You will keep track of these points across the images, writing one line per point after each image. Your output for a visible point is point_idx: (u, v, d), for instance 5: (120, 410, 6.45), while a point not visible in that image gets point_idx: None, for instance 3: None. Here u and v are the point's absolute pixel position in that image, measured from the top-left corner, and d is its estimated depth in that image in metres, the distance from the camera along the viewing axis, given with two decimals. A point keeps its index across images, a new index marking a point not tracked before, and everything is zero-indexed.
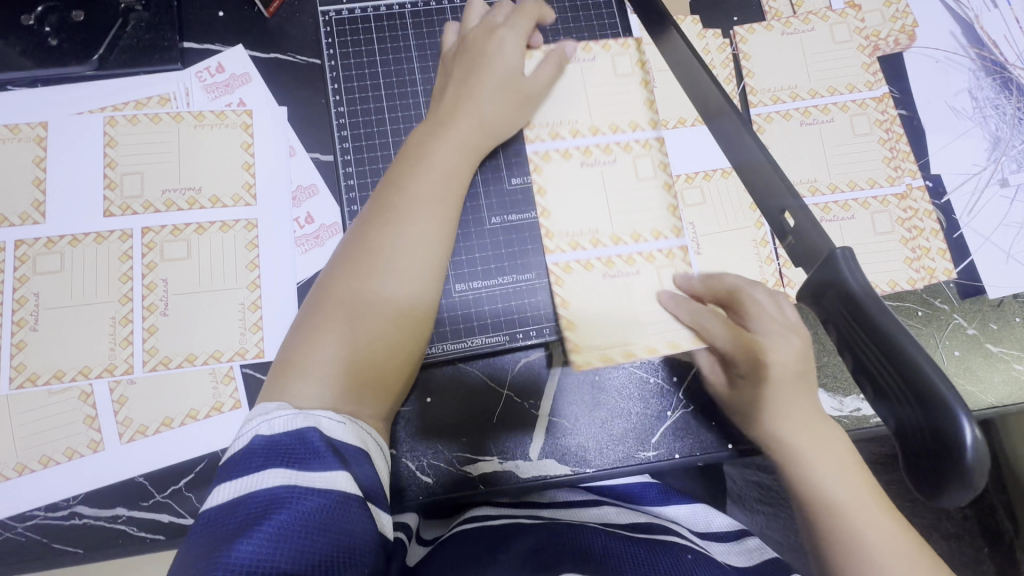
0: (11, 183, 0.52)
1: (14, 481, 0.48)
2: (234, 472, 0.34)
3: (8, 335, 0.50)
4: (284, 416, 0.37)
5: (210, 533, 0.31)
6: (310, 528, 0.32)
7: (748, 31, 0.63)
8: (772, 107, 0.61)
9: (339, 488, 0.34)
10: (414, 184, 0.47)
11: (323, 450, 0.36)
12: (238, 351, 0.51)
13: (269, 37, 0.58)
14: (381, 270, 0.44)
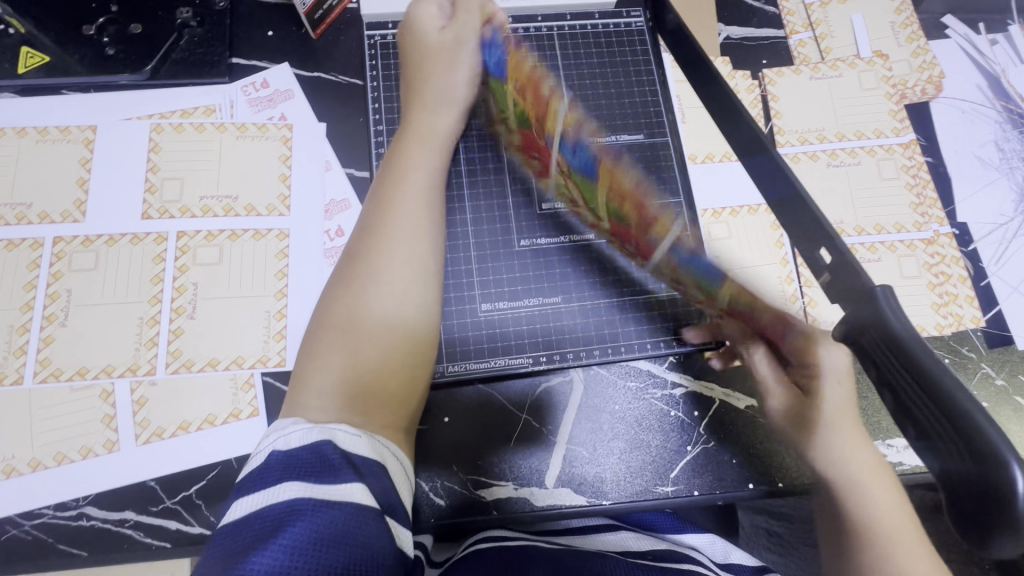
0: (55, 181, 0.54)
1: (27, 477, 0.47)
2: (249, 488, 0.34)
3: (37, 329, 0.50)
4: (297, 431, 0.37)
5: (224, 548, 0.31)
6: (325, 540, 0.31)
7: (777, 74, 0.64)
8: (799, 147, 0.62)
9: (355, 501, 0.34)
10: (396, 191, 0.47)
11: (338, 463, 0.36)
12: (260, 359, 0.51)
13: (315, 58, 0.60)
14: (370, 290, 0.44)
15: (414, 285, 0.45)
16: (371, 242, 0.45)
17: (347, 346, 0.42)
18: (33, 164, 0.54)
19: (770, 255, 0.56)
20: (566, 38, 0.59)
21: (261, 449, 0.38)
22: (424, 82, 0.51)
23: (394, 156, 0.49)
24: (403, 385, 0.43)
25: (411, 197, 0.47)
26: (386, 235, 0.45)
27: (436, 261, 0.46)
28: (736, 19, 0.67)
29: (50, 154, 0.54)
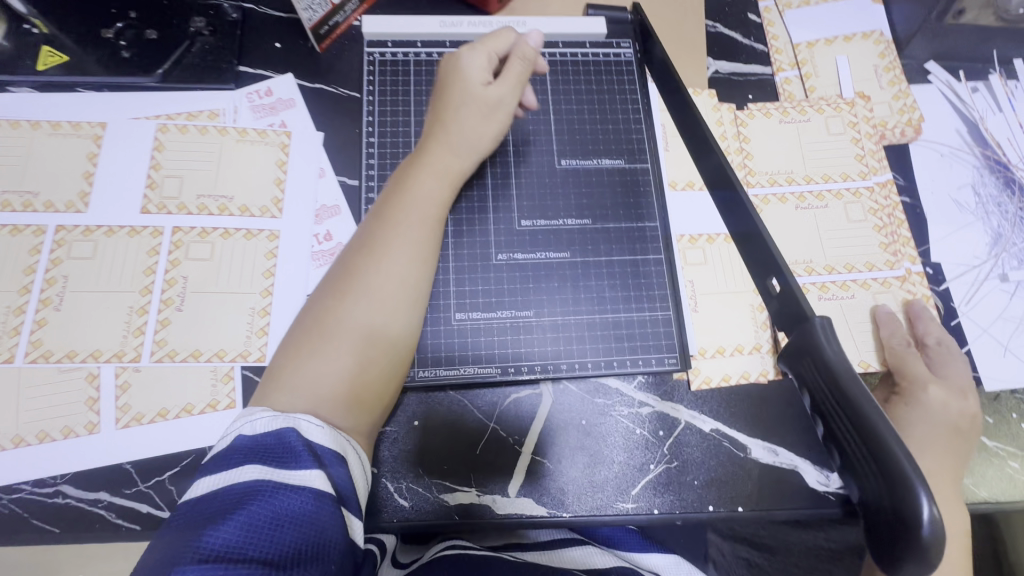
0: (62, 172, 0.57)
1: (9, 452, 0.49)
2: (217, 465, 0.37)
3: (33, 312, 0.53)
4: (263, 418, 0.40)
5: (184, 521, 0.34)
6: (279, 520, 0.34)
7: (749, 117, 0.66)
8: (769, 189, 0.64)
9: (312, 486, 0.37)
10: (403, 219, 0.48)
11: (300, 450, 0.38)
12: (242, 353, 0.53)
13: (318, 71, 0.64)
14: (363, 313, 0.45)
15: (405, 309, 0.47)
16: (367, 259, 0.46)
17: (329, 354, 0.43)
18: (42, 155, 0.57)
19: (741, 285, 0.60)
20: (557, 64, 0.61)
21: (229, 433, 0.40)
22: (449, 112, 0.51)
23: (400, 179, 0.50)
24: (374, 397, 0.45)
25: (415, 223, 0.48)
26: (386, 257, 0.47)
27: (426, 292, 0.49)
28: (725, 55, 0.70)
29: (60, 146, 0.58)
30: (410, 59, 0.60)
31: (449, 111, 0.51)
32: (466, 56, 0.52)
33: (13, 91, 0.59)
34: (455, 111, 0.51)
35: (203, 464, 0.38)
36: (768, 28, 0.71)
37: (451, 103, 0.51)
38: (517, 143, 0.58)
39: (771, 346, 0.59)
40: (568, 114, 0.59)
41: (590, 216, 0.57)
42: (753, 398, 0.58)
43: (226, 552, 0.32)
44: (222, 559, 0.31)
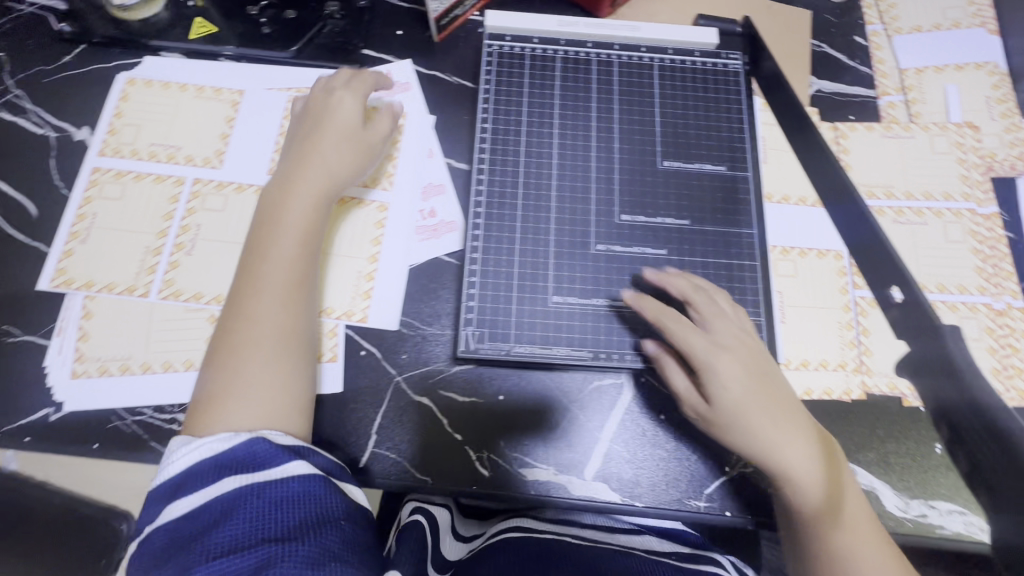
0: (203, 131, 0.62)
1: (138, 377, 0.54)
2: (188, 489, 0.42)
3: (168, 254, 0.58)
4: (221, 436, 0.45)
5: (180, 537, 0.40)
6: (273, 510, 0.41)
7: (850, 129, 0.67)
8: (885, 201, 0.63)
9: (297, 475, 0.43)
10: (270, 248, 0.52)
11: (269, 452, 0.44)
12: (347, 313, 0.57)
13: (435, 59, 0.67)
14: (231, 356, 0.48)
15: (280, 320, 0.50)
16: (248, 269, 0.51)
17: (222, 379, 0.48)
18: (187, 115, 0.63)
19: (830, 300, 0.60)
20: (665, 69, 0.63)
21: (175, 458, 0.44)
22: (313, 139, 0.56)
23: (272, 207, 0.53)
24: (294, 400, 0.48)
25: (282, 242, 0.52)
26: (262, 262, 0.51)
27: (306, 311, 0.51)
28: (829, 75, 0.70)
29: (203, 108, 0.63)
30: (526, 53, 0.62)
31: (324, 141, 0.56)
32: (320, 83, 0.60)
33: (165, 55, 0.66)
34: (332, 137, 0.56)
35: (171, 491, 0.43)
36: (875, 51, 0.71)
37: (323, 125, 0.57)
38: (622, 142, 0.60)
39: (857, 366, 0.59)
40: (673, 118, 0.61)
41: (689, 217, 0.58)
42: (836, 416, 0.58)
43: (232, 549, 0.39)
44: (231, 555, 0.38)
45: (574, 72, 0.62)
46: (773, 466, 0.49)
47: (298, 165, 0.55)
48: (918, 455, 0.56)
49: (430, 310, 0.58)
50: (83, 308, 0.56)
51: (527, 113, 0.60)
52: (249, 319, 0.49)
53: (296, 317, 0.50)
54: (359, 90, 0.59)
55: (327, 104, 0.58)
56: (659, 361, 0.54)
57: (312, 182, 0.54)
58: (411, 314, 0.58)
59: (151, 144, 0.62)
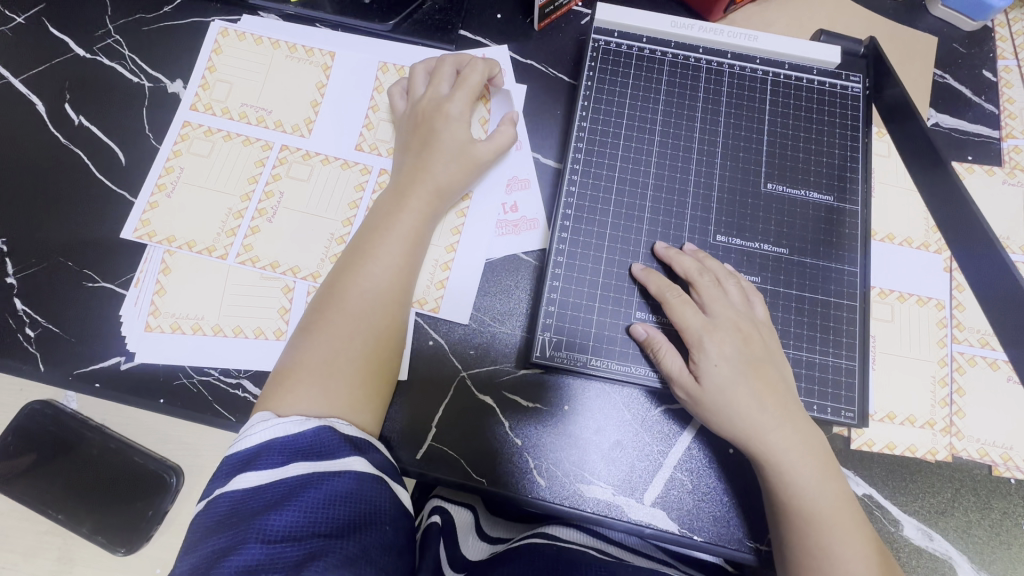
0: (294, 97, 0.61)
1: (208, 338, 0.54)
2: (252, 466, 0.41)
3: (249, 218, 0.57)
4: (293, 419, 0.44)
5: (240, 511, 0.39)
6: (331, 503, 0.40)
7: (967, 170, 0.62)
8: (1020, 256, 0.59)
9: (353, 470, 0.43)
10: (372, 248, 0.52)
11: (333, 443, 0.43)
12: (419, 300, 0.57)
13: (533, 48, 0.65)
14: (323, 341, 0.48)
15: (371, 319, 0.49)
16: (348, 280, 0.50)
17: (302, 362, 0.47)
18: (279, 78, 0.62)
19: (926, 353, 0.56)
20: (779, 86, 0.59)
21: (250, 431, 0.43)
22: (432, 144, 0.55)
23: (380, 215, 0.53)
24: (365, 393, 0.48)
25: (392, 249, 0.52)
26: (365, 274, 0.50)
27: (394, 316, 0.50)
28: (951, 108, 0.64)
29: (293, 69, 0.62)
30: (633, 52, 0.60)
31: (433, 157, 0.55)
32: (431, 84, 0.57)
33: (263, 15, 0.64)
34: (439, 153, 0.55)
35: (232, 466, 0.42)
36: (1005, 88, 0.65)
37: (431, 138, 0.55)
38: (725, 157, 0.57)
39: (946, 427, 0.54)
40: (781, 141, 0.58)
41: (787, 245, 0.55)
42: (916, 475, 0.54)
43: (288, 534, 0.38)
44: (286, 541, 0.37)
45: (681, 78, 0.59)
46: (757, 442, 0.48)
47: (403, 183, 0.54)
48: (1003, 529, 0.53)
49: (505, 309, 0.57)
50: (162, 263, 0.56)
51: (628, 114, 0.58)
52: (336, 323, 0.49)
53: (388, 331, 0.50)
54: (467, 99, 0.57)
55: (433, 116, 0.56)
56: (658, 344, 0.52)
57: (418, 200, 0.54)
58: (482, 309, 0.57)
59: (241, 104, 0.61)
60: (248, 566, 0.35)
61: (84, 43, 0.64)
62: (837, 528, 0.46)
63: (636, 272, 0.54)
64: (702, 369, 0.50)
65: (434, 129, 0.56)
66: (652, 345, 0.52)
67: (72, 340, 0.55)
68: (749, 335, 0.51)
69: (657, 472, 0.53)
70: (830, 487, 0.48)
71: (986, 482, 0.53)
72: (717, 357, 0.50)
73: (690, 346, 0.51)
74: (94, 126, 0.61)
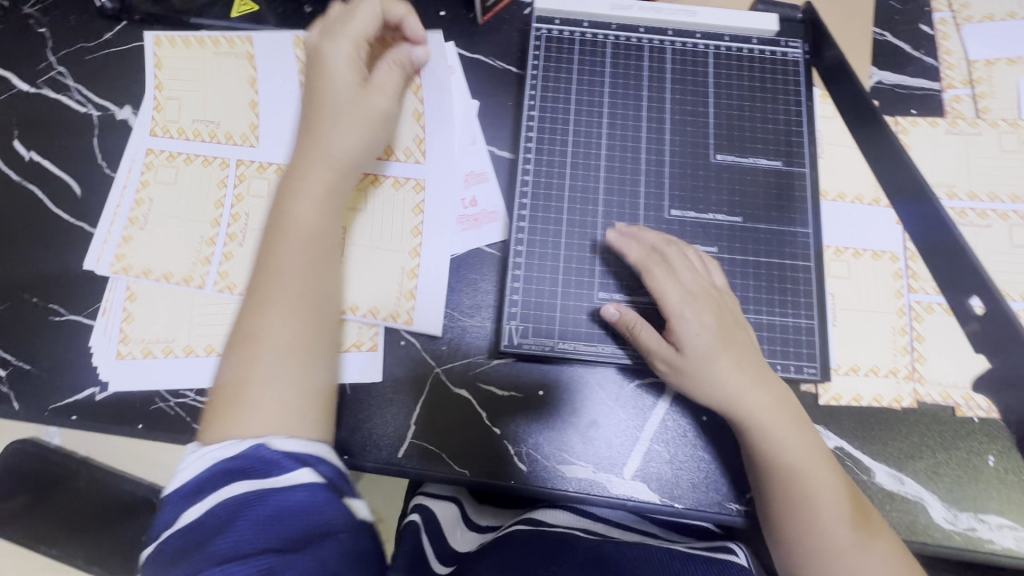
0: (243, 113, 0.62)
1: (180, 359, 0.55)
2: (194, 495, 0.41)
3: (211, 237, 0.58)
4: (224, 445, 0.43)
5: (188, 541, 0.39)
6: (279, 520, 0.39)
7: (911, 124, 0.63)
8: (967, 202, 0.60)
9: (299, 484, 0.41)
10: (287, 222, 0.50)
11: (275, 459, 0.42)
12: (392, 313, 0.57)
13: (477, 40, 0.65)
14: (250, 347, 0.47)
15: (291, 309, 0.48)
16: (263, 266, 0.49)
17: (238, 376, 0.46)
18: (228, 93, 0.62)
19: (885, 306, 0.57)
20: (720, 57, 0.60)
21: (188, 463, 0.43)
22: (323, 102, 0.53)
23: (284, 189, 0.51)
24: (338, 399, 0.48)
25: (302, 221, 0.50)
26: (282, 246, 0.50)
27: (315, 294, 0.50)
28: (892, 65, 0.66)
29: (239, 82, 0.62)
30: (575, 38, 0.61)
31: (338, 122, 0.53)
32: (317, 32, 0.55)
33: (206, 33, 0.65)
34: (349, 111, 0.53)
35: (176, 498, 0.41)
36: (942, 41, 0.67)
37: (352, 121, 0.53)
38: (674, 133, 0.58)
39: (909, 373, 0.56)
40: (728, 112, 0.59)
41: (740, 214, 0.57)
42: (884, 424, 0.55)
43: (234, 556, 0.37)
44: (231, 564, 0.36)
45: (625, 59, 0.60)
46: (735, 411, 0.49)
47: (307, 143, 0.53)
48: (973, 467, 0.54)
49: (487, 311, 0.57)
50: (127, 290, 0.56)
51: (575, 100, 0.59)
52: (272, 294, 0.48)
53: (314, 305, 0.49)
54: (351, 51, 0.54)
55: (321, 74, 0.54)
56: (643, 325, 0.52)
57: (335, 160, 0.52)
58: (456, 305, 0.58)
59: (192, 124, 0.61)
60: None
61: (28, 77, 0.63)
62: (807, 480, 0.48)
63: (612, 239, 0.54)
64: (683, 341, 0.50)
65: (324, 89, 0.54)
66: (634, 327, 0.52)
67: (45, 375, 0.55)
68: (724, 306, 0.52)
69: (637, 445, 0.54)
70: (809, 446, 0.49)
71: (951, 422, 0.55)
72: (699, 329, 0.50)
73: (669, 320, 0.51)
74: (47, 159, 0.61)
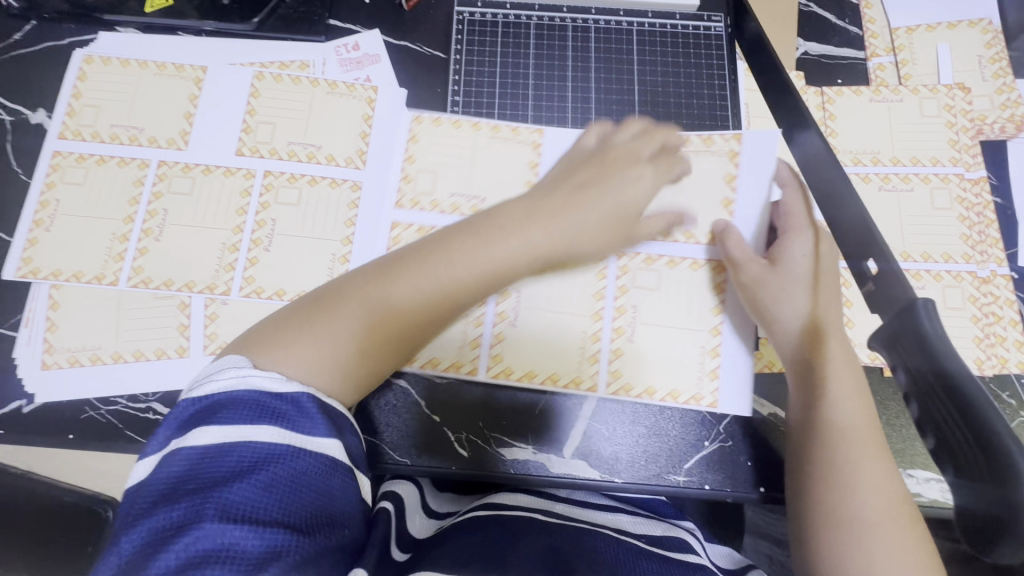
0: (164, 111, 0.60)
1: (108, 367, 0.54)
2: (220, 418, 0.37)
3: (136, 240, 0.56)
4: (271, 375, 0.40)
5: (201, 473, 0.35)
6: (295, 487, 0.36)
7: (836, 94, 0.64)
8: (891, 168, 0.62)
9: (327, 454, 0.39)
10: (447, 262, 0.46)
11: (314, 413, 0.40)
12: (575, 379, 0.56)
13: (404, 28, 0.64)
14: (329, 332, 0.43)
15: (397, 325, 0.45)
16: (377, 297, 0.45)
17: (277, 338, 0.43)
18: (149, 93, 0.60)
19: None
20: (644, 34, 0.64)
21: (220, 375, 0.40)
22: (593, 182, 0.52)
23: (459, 239, 0.47)
24: None
25: (445, 275, 0.46)
26: (406, 276, 0.45)
27: (387, 332, 0.45)
28: (817, 35, 0.67)
29: (160, 82, 0.61)
30: (498, 21, 0.64)
31: (644, 167, 0.53)
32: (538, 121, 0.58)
33: (121, 30, 0.63)
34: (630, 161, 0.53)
35: (197, 417, 0.38)
36: (865, 9, 0.67)
37: (622, 168, 0.53)
38: (599, 106, 0.62)
39: None
40: (651, 88, 0.62)
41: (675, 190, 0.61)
42: None
43: (247, 515, 0.34)
44: (240, 526, 0.33)
45: (548, 39, 0.63)
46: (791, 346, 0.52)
47: (592, 186, 0.51)
48: (902, 425, 0.56)
49: (663, 355, 0.56)
50: (49, 298, 0.55)
51: (500, 80, 0.62)
52: (361, 297, 0.45)
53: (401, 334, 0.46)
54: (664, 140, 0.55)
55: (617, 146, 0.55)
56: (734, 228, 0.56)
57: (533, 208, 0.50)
58: (698, 365, 0.56)
59: (111, 126, 0.59)
60: (198, 551, 0.32)
61: None
62: None
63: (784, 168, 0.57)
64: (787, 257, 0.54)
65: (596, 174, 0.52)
66: (692, 238, 0.58)
67: None
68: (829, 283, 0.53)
69: (574, 424, 0.56)
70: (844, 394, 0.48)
71: (880, 383, 0.57)
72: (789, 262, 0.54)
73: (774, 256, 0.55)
74: None
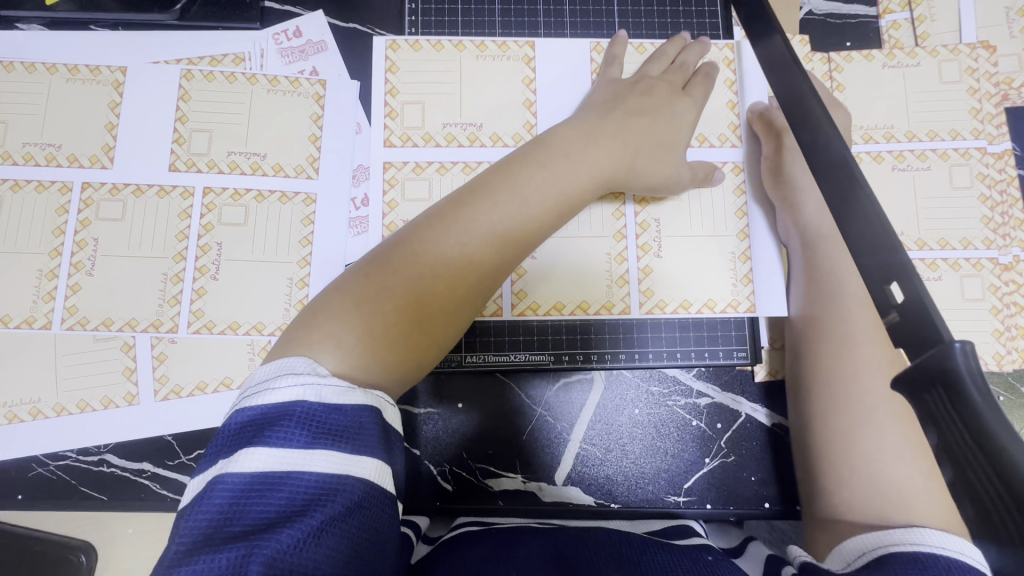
0: (82, 123, 0.52)
1: (51, 421, 0.49)
2: (274, 440, 0.32)
3: (65, 276, 0.50)
4: (332, 384, 0.35)
5: (249, 508, 0.30)
6: (348, 530, 0.31)
7: (845, 59, 0.56)
8: (905, 144, 0.55)
9: (380, 484, 0.34)
10: (474, 213, 0.43)
11: (372, 436, 0.35)
12: (606, 305, 0.52)
13: (352, 8, 0.56)
14: (368, 310, 0.39)
15: (444, 284, 0.41)
16: (407, 261, 0.41)
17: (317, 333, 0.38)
18: (63, 104, 0.52)
19: None
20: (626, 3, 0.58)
21: (276, 385, 0.34)
22: (623, 132, 0.49)
23: (476, 192, 0.44)
24: None
25: (482, 230, 0.43)
26: (448, 234, 0.42)
27: (437, 300, 0.41)
28: None
29: (74, 89, 0.53)
30: None
31: (681, 99, 0.52)
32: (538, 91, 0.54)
33: (24, 29, 0.54)
34: (648, 127, 0.50)
35: (248, 434, 0.33)
36: None
37: (659, 105, 0.51)
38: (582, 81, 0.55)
39: None
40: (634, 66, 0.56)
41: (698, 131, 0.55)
42: None
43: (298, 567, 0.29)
44: None
45: (516, 17, 0.57)
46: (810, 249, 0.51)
47: (633, 145, 0.49)
48: None
49: (692, 274, 0.53)
50: None
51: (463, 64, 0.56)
52: (400, 268, 0.41)
53: (449, 298, 0.42)
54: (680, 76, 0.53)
55: (659, 104, 0.52)
56: (775, 110, 0.54)
57: (566, 178, 0.46)
58: (730, 272, 0.53)
59: (23, 144, 0.52)
60: None
61: None
62: None
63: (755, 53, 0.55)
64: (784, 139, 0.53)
65: (621, 139, 0.49)
66: (707, 140, 0.55)
67: None
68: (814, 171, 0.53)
69: (566, 449, 0.53)
70: (860, 338, 0.47)
71: None
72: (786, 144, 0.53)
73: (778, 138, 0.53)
74: None
